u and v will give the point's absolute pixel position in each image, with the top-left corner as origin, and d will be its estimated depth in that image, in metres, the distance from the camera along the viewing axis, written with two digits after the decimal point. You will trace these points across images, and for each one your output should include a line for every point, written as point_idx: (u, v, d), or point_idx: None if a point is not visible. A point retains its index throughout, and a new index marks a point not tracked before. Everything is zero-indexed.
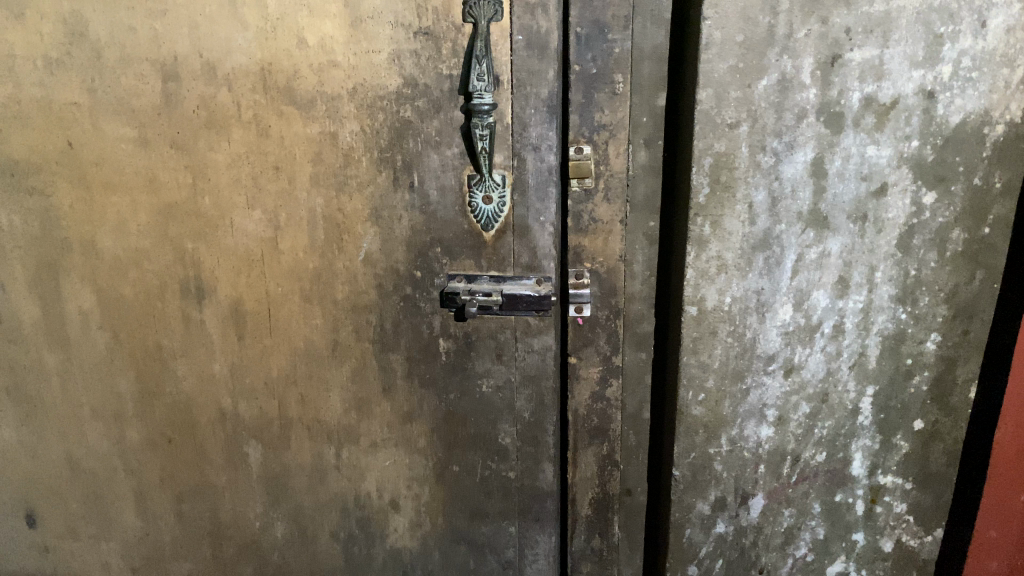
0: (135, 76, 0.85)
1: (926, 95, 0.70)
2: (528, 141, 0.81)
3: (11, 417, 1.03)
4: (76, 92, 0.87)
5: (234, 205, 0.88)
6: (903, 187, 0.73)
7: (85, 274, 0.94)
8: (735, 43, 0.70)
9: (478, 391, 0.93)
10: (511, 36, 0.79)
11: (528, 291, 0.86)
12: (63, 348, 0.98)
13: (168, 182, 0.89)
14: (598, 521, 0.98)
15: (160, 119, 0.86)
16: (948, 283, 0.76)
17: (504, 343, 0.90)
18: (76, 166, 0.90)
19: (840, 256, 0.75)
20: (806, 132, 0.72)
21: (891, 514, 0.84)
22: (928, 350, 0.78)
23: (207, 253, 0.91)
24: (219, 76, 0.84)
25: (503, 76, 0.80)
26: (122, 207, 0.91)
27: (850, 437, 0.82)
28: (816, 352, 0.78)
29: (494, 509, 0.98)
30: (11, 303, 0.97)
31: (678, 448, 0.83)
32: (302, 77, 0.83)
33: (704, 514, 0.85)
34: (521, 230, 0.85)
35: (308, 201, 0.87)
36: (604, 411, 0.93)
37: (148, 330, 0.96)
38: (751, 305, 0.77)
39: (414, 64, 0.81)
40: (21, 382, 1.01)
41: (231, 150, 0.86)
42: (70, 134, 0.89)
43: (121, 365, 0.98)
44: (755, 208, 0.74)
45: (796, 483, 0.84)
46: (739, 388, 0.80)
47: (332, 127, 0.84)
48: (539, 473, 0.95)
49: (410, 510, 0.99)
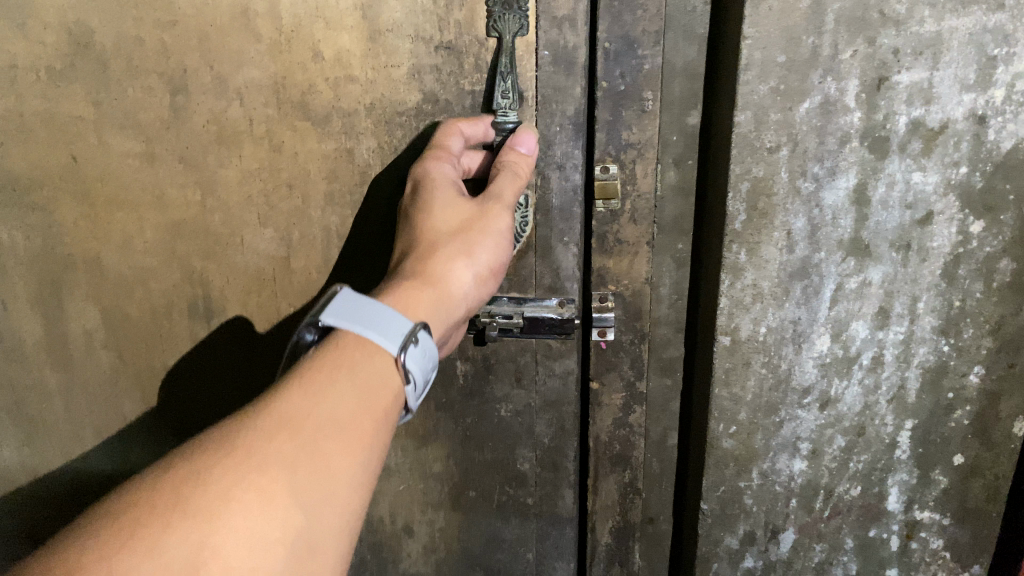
0: (143, 89, 0.82)
1: (976, 119, 0.67)
2: (553, 160, 0.78)
3: (11, 438, 1.00)
4: (82, 106, 0.83)
5: (244, 222, 0.85)
6: (949, 216, 0.70)
7: (90, 292, 0.91)
8: (777, 64, 0.67)
9: (496, 415, 0.89)
10: (537, 51, 0.75)
11: (550, 314, 0.83)
12: (65, 368, 0.95)
13: (176, 199, 0.85)
14: (618, 550, 0.95)
15: (169, 134, 0.83)
16: (994, 315, 0.72)
17: (524, 366, 0.87)
18: (80, 181, 0.86)
19: (881, 286, 0.72)
20: (849, 157, 0.69)
21: (927, 550, 0.81)
22: (971, 384, 0.75)
23: (216, 272, 0.88)
24: (230, 89, 0.80)
25: (528, 92, 0.76)
26: (128, 224, 0.87)
27: (886, 472, 0.79)
28: (852, 385, 0.76)
29: (511, 535, 0.94)
30: (12, 322, 0.93)
31: (707, 482, 0.80)
32: (317, 92, 0.79)
33: (732, 549, 0.83)
34: (544, 250, 0.82)
35: (323, 219, 0.84)
36: (627, 438, 0.90)
37: (154, 351, 0.92)
38: (787, 335, 0.75)
39: (434, 80, 0.77)
40: (22, 403, 0.97)
41: (242, 166, 0.83)
42: (75, 148, 0.85)
43: (126, 387, 0.94)
44: (793, 234, 0.71)
45: (829, 517, 0.81)
46: (772, 420, 0.78)
47: (348, 144, 0.80)
48: (559, 499, 0.92)
49: (424, 536, 0.96)
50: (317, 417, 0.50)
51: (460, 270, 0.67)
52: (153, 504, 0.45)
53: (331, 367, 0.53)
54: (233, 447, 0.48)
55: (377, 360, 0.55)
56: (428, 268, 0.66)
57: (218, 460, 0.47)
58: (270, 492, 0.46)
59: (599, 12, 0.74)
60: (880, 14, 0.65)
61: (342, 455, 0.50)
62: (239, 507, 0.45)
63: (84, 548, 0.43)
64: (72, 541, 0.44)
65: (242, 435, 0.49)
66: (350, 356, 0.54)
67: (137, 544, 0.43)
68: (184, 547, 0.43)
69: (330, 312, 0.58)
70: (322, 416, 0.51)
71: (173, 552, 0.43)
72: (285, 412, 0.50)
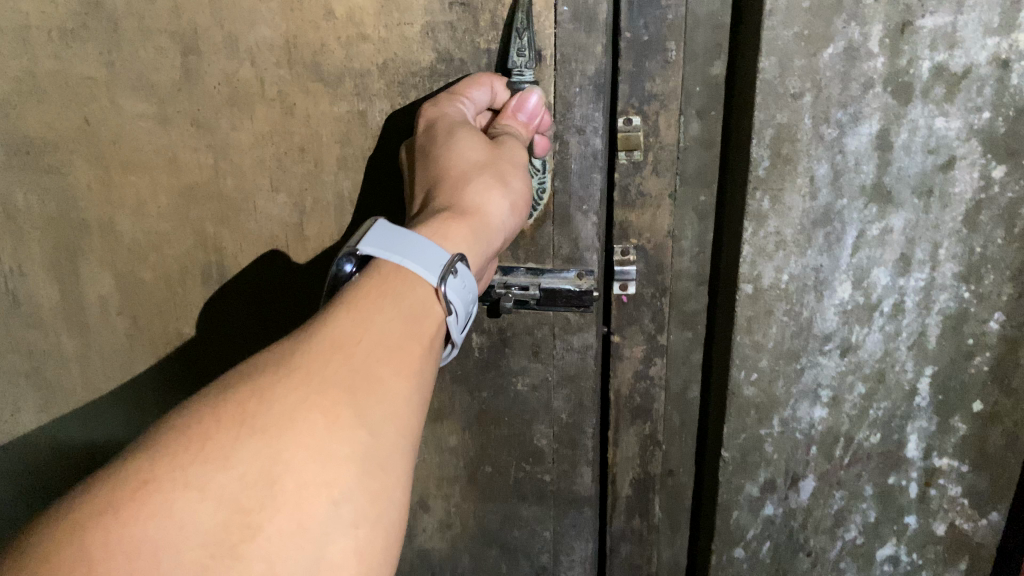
0: (155, 49, 0.82)
1: (1000, 64, 0.68)
2: (572, 123, 0.75)
3: (31, 406, 1.01)
4: (94, 67, 0.83)
5: (258, 187, 0.85)
6: (972, 161, 0.72)
7: (104, 256, 0.92)
8: (802, 9, 0.69)
9: (513, 389, 0.87)
10: (557, 7, 0.70)
11: (569, 286, 0.80)
12: (81, 333, 0.96)
13: (189, 162, 0.86)
14: (638, 502, 0.97)
15: (182, 95, 0.83)
16: (1015, 261, 0.75)
17: (542, 339, 0.84)
18: (94, 144, 0.87)
19: (902, 233, 0.75)
20: (872, 103, 0.71)
21: (945, 497, 0.83)
22: (991, 330, 0.77)
23: (230, 238, 0.88)
24: (242, 49, 0.80)
25: (546, 50, 0.72)
26: (141, 187, 0.88)
27: (906, 419, 0.82)
28: (873, 332, 0.79)
29: (528, 513, 0.93)
30: (27, 288, 0.94)
31: (728, 429, 0.84)
32: (329, 51, 0.78)
33: (752, 497, 0.87)
34: (562, 219, 0.79)
35: (336, 183, 0.84)
36: (647, 391, 0.92)
37: (168, 317, 0.94)
38: (810, 283, 0.78)
39: (449, 37, 0.75)
40: (40, 367, 0.98)
41: (254, 129, 0.83)
42: (87, 110, 0.86)
43: (140, 354, 0.96)
44: (816, 180, 0.74)
45: (849, 465, 0.84)
46: (793, 367, 0.81)
47: (361, 105, 0.80)
48: (577, 477, 0.90)
49: (439, 511, 0.96)
50: (373, 338, 0.50)
51: (496, 200, 0.65)
52: (218, 419, 0.44)
53: (378, 292, 0.53)
54: (292, 367, 0.47)
55: (420, 291, 0.55)
56: (466, 198, 0.63)
57: (278, 379, 0.46)
58: (336, 409, 0.46)
59: None
60: None
61: (400, 376, 0.49)
62: (307, 422, 0.44)
63: (151, 461, 0.42)
64: (135, 456, 0.43)
65: (300, 355, 0.48)
66: (393, 285, 0.53)
67: (208, 457, 0.42)
68: (257, 460, 0.43)
69: (367, 242, 0.56)
70: (376, 337, 0.50)
71: (243, 467, 0.42)
72: (339, 334, 0.49)
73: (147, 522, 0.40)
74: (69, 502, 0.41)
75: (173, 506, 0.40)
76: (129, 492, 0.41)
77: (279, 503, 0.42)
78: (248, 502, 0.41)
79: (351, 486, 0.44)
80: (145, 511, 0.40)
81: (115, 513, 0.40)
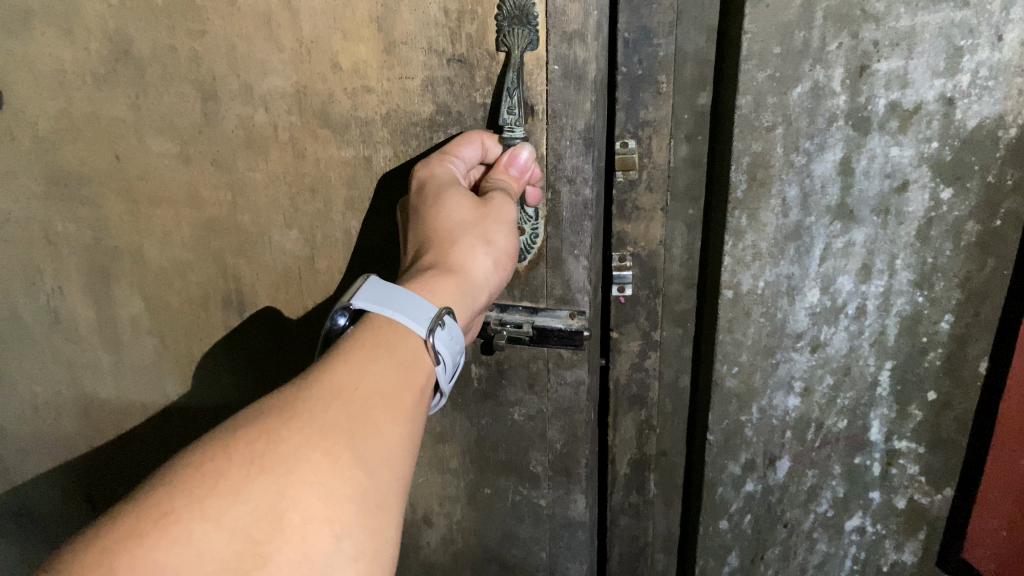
0: (178, 93, 0.92)
1: (946, 101, 0.77)
2: (563, 173, 0.81)
3: (72, 408, 1.19)
4: (124, 109, 0.95)
5: (273, 223, 0.95)
6: (923, 184, 0.81)
7: (134, 282, 1.06)
8: (773, 54, 0.78)
9: (511, 418, 0.96)
10: (548, 65, 0.76)
11: (560, 325, 0.87)
12: (115, 349, 1.11)
13: (210, 198, 0.97)
14: (636, 478, 1.09)
15: (202, 137, 0.94)
16: (962, 270, 0.84)
17: (537, 372, 0.92)
18: (124, 178, 1.00)
19: (863, 246, 0.85)
20: (835, 134, 0.80)
21: (906, 475, 0.94)
22: (942, 329, 0.87)
23: (247, 268, 0.99)
24: (256, 95, 0.89)
25: (539, 105, 0.79)
26: (166, 220, 1.00)
27: (869, 407, 0.92)
28: (840, 331, 0.89)
29: (525, 533, 1.03)
30: (67, 305, 1.10)
31: (713, 415, 0.95)
32: (336, 100, 0.86)
33: (735, 474, 0.98)
34: (556, 262, 0.85)
35: (344, 222, 0.92)
36: (643, 380, 1.03)
37: (192, 339, 1.07)
38: (782, 289, 0.88)
39: (447, 92, 0.81)
40: (79, 376, 1.15)
41: (270, 169, 0.92)
42: (118, 148, 0.98)
43: (167, 370, 1.11)
44: (788, 202, 0.84)
45: (819, 446, 0.95)
46: (770, 361, 0.91)
47: (366, 151, 0.87)
48: (571, 503, 0.98)
49: (442, 528, 1.07)
50: (366, 388, 0.56)
51: (480, 257, 0.72)
52: (230, 458, 0.49)
53: (372, 346, 0.59)
54: (296, 412, 0.53)
55: (409, 342, 0.61)
56: (451, 256, 0.70)
57: (283, 422, 0.52)
58: (336, 450, 0.51)
59: (620, 6, 0.84)
60: (862, 11, 0.74)
61: (392, 423, 0.55)
62: (311, 462, 0.50)
63: (170, 495, 0.47)
64: (154, 491, 0.48)
65: (302, 403, 0.54)
66: (386, 336, 0.60)
67: (220, 493, 0.47)
68: (266, 496, 0.48)
69: (361, 296, 0.63)
70: (369, 387, 0.56)
71: (254, 502, 0.47)
72: (336, 384, 0.55)
73: (168, 549, 0.44)
74: (92, 531, 0.46)
75: (191, 536, 0.45)
76: (152, 521, 0.45)
77: (286, 534, 0.47)
78: (259, 534, 0.46)
79: (351, 523, 0.49)
80: (168, 539, 0.45)
81: (140, 540, 0.44)
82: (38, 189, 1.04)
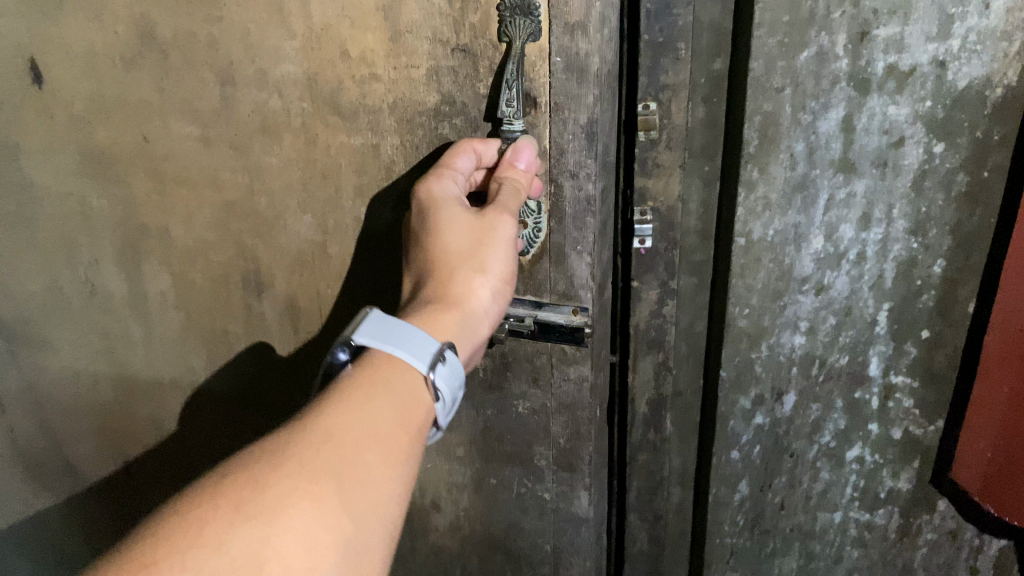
0: (199, 79, 0.97)
1: (938, 64, 0.81)
2: (566, 169, 0.84)
3: (107, 375, 1.28)
4: (150, 92, 1.01)
5: (288, 207, 1.01)
6: (918, 140, 0.85)
7: (163, 259, 1.13)
8: (782, 22, 0.82)
9: (516, 410, 1.03)
10: (550, 57, 0.80)
11: (561, 320, 0.92)
12: (145, 321, 1.20)
13: (230, 181, 1.03)
14: (653, 418, 1.15)
15: (222, 120, 0.99)
16: (953, 218, 0.88)
17: (541, 366, 0.98)
18: (151, 159, 1.06)
19: (863, 196, 0.89)
20: (839, 95, 0.84)
21: (901, 408, 1.00)
22: (935, 273, 0.91)
23: (264, 249, 1.06)
24: (271, 82, 0.93)
25: (542, 98, 0.82)
26: (190, 199, 1.07)
27: (868, 344, 0.97)
28: (842, 275, 0.93)
29: (530, 526, 1.10)
30: (104, 278, 1.19)
31: (726, 351, 1.00)
32: (346, 89, 0.90)
33: (745, 408, 1.04)
34: (558, 257, 0.90)
35: (353, 210, 0.98)
36: (660, 326, 1.08)
37: (216, 317, 1.14)
38: (790, 237, 0.92)
39: (451, 82, 0.85)
40: (115, 347, 1.24)
41: (283, 154, 0.98)
42: (145, 130, 1.04)
43: (192, 345, 1.19)
44: (795, 156, 0.87)
45: (823, 381, 1.00)
46: (778, 303, 0.96)
47: (374, 139, 0.92)
48: (575, 498, 1.05)
49: (449, 514, 1.16)
50: (353, 430, 0.61)
51: (478, 287, 0.77)
52: (216, 506, 0.54)
53: (363, 387, 0.64)
54: (283, 458, 0.57)
55: (408, 377, 0.67)
56: (450, 291, 0.76)
57: (274, 467, 0.56)
58: (324, 496, 0.56)
59: None
60: None
61: (376, 466, 0.60)
62: (298, 510, 0.54)
63: (152, 545, 0.51)
64: (141, 541, 0.51)
65: (289, 446, 0.58)
66: (383, 373, 0.66)
67: (206, 542, 0.51)
68: (251, 544, 0.52)
69: (362, 332, 0.69)
70: (362, 428, 0.61)
71: (239, 551, 0.51)
72: (329, 426, 0.60)
73: None
74: None
75: None
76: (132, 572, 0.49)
77: None
78: None
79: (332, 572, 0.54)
80: None
81: None
82: (74, 166, 1.11)
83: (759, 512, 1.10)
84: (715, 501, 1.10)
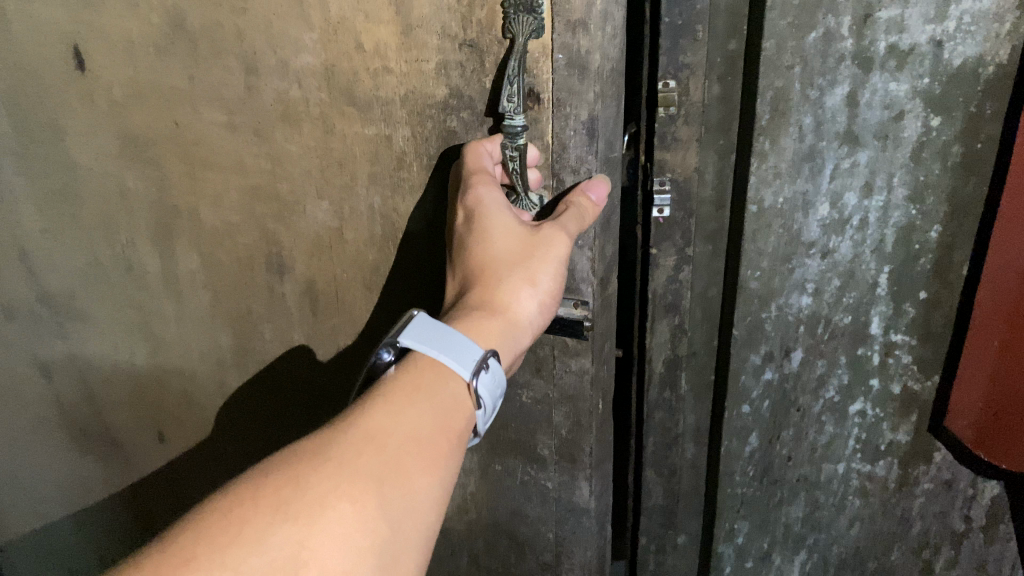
0: (225, 68, 1.02)
1: (936, 44, 0.85)
2: (567, 163, 0.89)
3: (144, 348, 1.35)
4: (180, 81, 1.06)
5: (308, 193, 1.06)
6: (916, 114, 0.89)
7: (193, 240, 1.19)
8: (792, 6, 0.85)
9: (521, 400, 1.09)
10: (552, 54, 0.83)
11: (564, 313, 0.97)
12: (178, 297, 1.26)
13: (254, 167, 1.08)
14: (668, 377, 1.20)
15: (246, 109, 1.04)
16: (949, 186, 0.92)
17: (544, 358, 1.03)
18: (182, 144, 1.12)
19: (866, 166, 0.92)
20: (844, 72, 0.88)
21: (901, 364, 1.04)
22: (932, 238, 0.95)
23: (285, 232, 1.11)
24: (291, 72, 0.98)
25: (545, 94, 0.86)
26: (217, 183, 1.12)
27: (869, 305, 1.01)
28: (845, 240, 0.97)
29: (534, 513, 1.16)
30: (140, 255, 1.25)
31: (738, 312, 1.04)
32: (360, 80, 0.94)
33: (756, 364, 1.08)
34: None
35: (368, 197, 1.02)
36: (676, 290, 1.12)
37: (242, 296, 1.20)
38: (798, 204, 0.96)
39: (459, 75, 0.88)
40: (150, 322, 1.31)
41: (303, 143, 1.02)
42: (176, 115, 1.10)
43: (220, 323, 1.25)
44: (803, 129, 0.91)
45: (828, 339, 1.05)
46: (787, 267, 1.00)
47: (387, 130, 0.96)
48: (576, 489, 1.10)
49: (459, 497, 1.23)
50: (393, 438, 0.66)
51: (524, 298, 0.82)
52: (258, 505, 0.59)
53: (406, 394, 0.70)
54: (325, 462, 0.63)
55: (454, 385, 0.73)
56: (496, 297, 0.82)
57: (315, 470, 0.62)
58: (362, 500, 0.62)
59: None
60: None
61: (413, 475, 0.65)
62: (336, 512, 0.60)
63: (198, 539, 0.57)
64: (188, 536, 0.57)
65: (331, 451, 0.64)
66: (427, 382, 0.71)
67: (246, 540, 0.57)
68: (289, 543, 0.58)
69: (407, 335, 0.75)
70: (405, 436, 0.67)
71: (278, 550, 0.57)
72: (372, 432, 0.66)
73: None
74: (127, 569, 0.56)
75: None
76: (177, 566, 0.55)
77: None
78: None
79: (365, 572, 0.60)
80: None
81: None
82: (112, 149, 1.17)
83: (767, 463, 1.16)
84: (727, 453, 1.15)
